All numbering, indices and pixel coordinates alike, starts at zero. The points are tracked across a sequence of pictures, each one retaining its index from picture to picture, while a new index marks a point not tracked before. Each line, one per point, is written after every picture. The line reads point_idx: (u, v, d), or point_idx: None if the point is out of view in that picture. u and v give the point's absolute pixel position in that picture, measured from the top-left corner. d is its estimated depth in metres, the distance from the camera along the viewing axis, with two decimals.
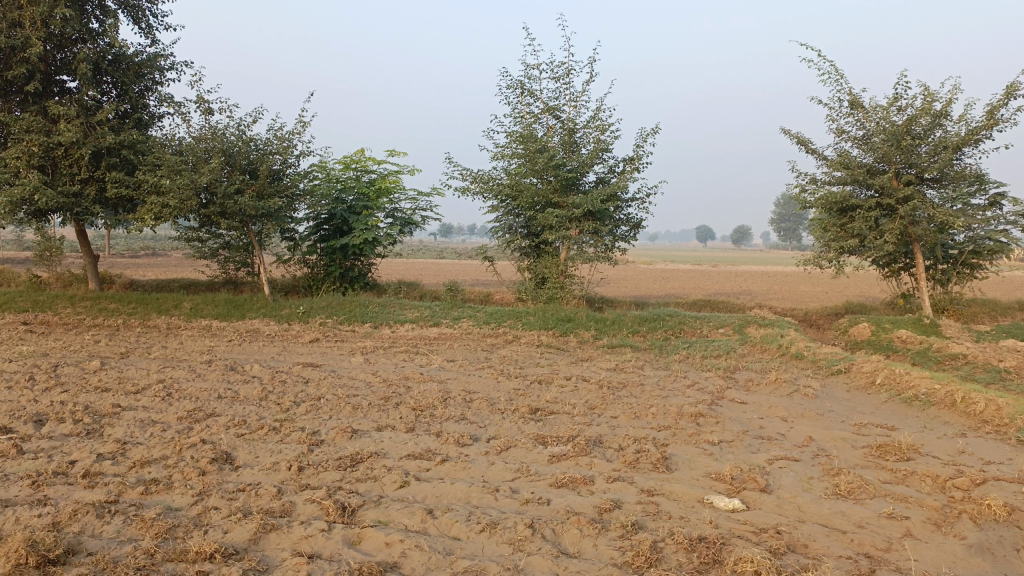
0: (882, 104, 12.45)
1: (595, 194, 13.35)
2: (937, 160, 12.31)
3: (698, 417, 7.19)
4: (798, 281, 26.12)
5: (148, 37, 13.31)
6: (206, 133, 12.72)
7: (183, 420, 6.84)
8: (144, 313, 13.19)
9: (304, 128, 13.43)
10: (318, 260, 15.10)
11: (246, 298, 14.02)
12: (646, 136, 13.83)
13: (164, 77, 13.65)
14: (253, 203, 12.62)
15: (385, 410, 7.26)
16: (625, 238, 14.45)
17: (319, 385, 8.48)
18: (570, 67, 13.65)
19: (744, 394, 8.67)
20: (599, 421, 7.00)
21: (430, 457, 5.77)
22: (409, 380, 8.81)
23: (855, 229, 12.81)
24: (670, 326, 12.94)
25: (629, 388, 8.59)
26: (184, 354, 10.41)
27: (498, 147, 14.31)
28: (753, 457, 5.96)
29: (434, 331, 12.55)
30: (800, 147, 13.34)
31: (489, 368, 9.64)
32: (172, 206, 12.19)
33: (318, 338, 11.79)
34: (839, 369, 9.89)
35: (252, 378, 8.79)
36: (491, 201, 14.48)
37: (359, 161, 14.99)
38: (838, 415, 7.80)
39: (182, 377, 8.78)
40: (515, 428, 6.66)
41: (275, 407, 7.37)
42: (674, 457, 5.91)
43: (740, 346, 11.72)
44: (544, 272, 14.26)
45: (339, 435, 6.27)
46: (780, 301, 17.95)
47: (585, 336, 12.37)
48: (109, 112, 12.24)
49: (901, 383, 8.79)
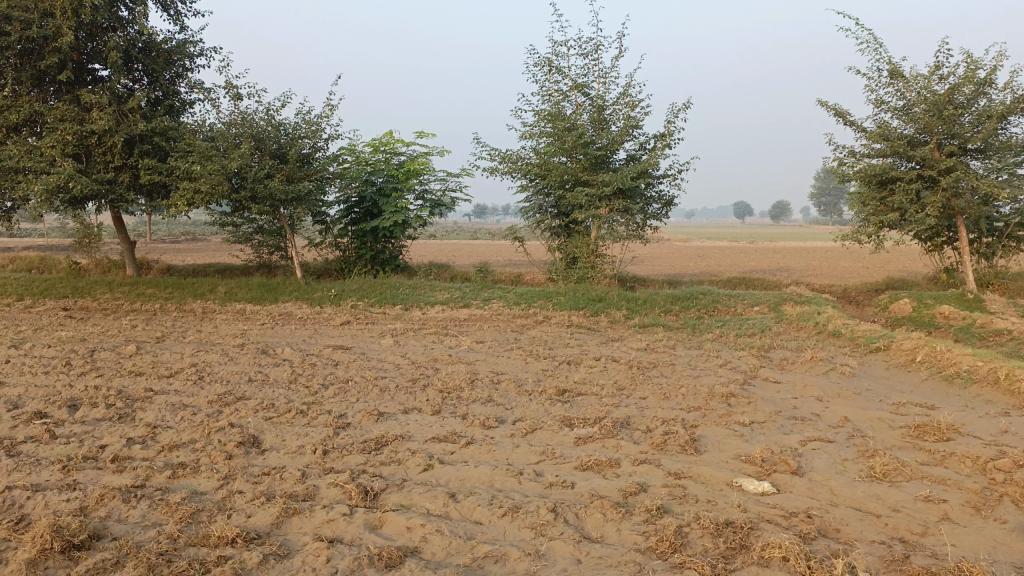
0: (923, 73, 12.02)
1: (626, 172, 13.14)
2: (981, 129, 11.86)
3: (730, 398, 7.04)
4: (838, 257, 25.57)
5: (178, 24, 13.37)
6: (235, 118, 12.78)
7: (213, 404, 6.90)
8: (179, 298, 13.37)
9: (332, 111, 13.40)
10: (349, 242, 15.15)
11: (278, 281, 14.13)
12: (677, 112, 13.55)
13: (193, 63, 13.73)
14: (282, 187, 12.67)
15: (412, 392, 7.25)
16: (657, 216, 14.22)
17: (348, 367, 8.50)
18: (599, 43, 13.40)
19: (778, 373, 8.49)
20: (628, 402, 6.89)
21: (455, 440, 5.73)
22: (438, 362, 8.79)
23: (895, 202, 12.43)
24: (704, 304, 12.74)
25: (659, 368, 8.46)
26: (217, 338, 10.52)
27: (526, 125, 14.15)
28: (785, 438, 5.81)
29: (465, 312, 12.52)
30: (837, 119, 12.95)
31: (519, 349, 9.57)
32: (204, 191, 12.29)
33: (349, 321, 11.84)
34: (878, 347, 9.63)
35: (282, 361, 8.85)
36: (521, 180, 14.35)
37: (388, 142, 14.96)
38: (876, 394, 7.58)
39: (214, 361, 8.87)
40: (542, 410, 6.60)
41: (304, 390, 7.40)
42: (704, 439, 5.79)
43: (776, 324, 11.48)
44: (575, 252, 14.11)
45: (366, 418, 6.27)
46: (818, 277, 17.57)
47: (616, 316, 12.23)
48: (140, 99, 12.36)
49: (942, 360, 8.52)
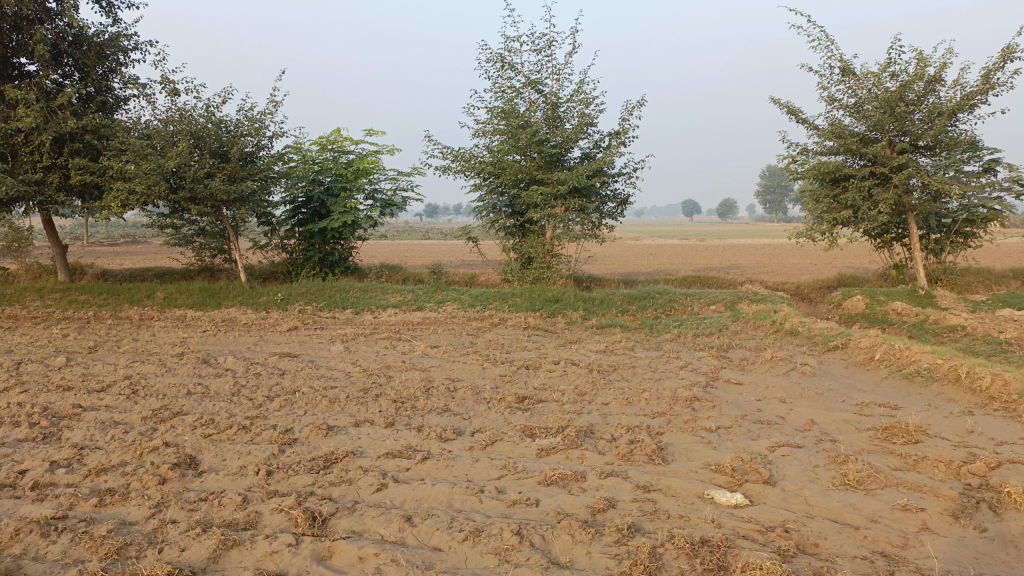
0: (874, 70, 12.07)
1: (581, 170, 12.92)
2: (931, 127, 11.95)
3: (693, 402, 6.84)
4: (788, 254, 25.84)
5: (110, 16, 12.68)
6: (173, 115, 12.18)
7: (148, 421, 6.43)
8: (115, 304, 12.71)
9: (276, 108, 12.89)
10: (297, 244, 14.62)
11: (221, 286, 13.55)
12: (632, 109, 13.41)
13: (128, 57, 13.05)
14: (224, 188, 12.11)
15: (364, 403, 6.87)
16: (612, 215, 14.05)
17: (295, 377, 8.07)
18: (552, 39, 13.16)
19: (739, 374, 8.33)
20: (589, 409, 6.64)
21: (410, 455, 5.39)
22: (391, 369, 8.41)
23: (848, 199, 12.45)
24: (660, 304, 12.59)
25: (620, 371, 8.22)
26: (155, 347, 9.96)
27: (478, 123, 13.81)
28: (753, 444, 5.61)
29: (418, 315, 12.15)
30: (790, 117, 12.94)
31: (474, 354, 9.24)
32: (140, 192, 11.65)
33: (296, 326, 11.37)
34: (836, 345, 9.56)
35: (225, 371, 8.37)
36: (474, 180, 14.01)
37: (336, 141, 14.47)
38: (838, 394, 7.47)
39: (151, 372, 8.34)
40: (501, 420, 6.29)
41: (247, 403, 6.95)
42: (670, 447, 5.56)
43: (733, 323, 11.38)
44: (530, 252, 13.85)
45: (314, 433, 5.88)
46: (771, 275, 17.65)
47: (573, 317, 12.00)
48: (69, 95, 11.66)
49: (901, 358, 8.47)
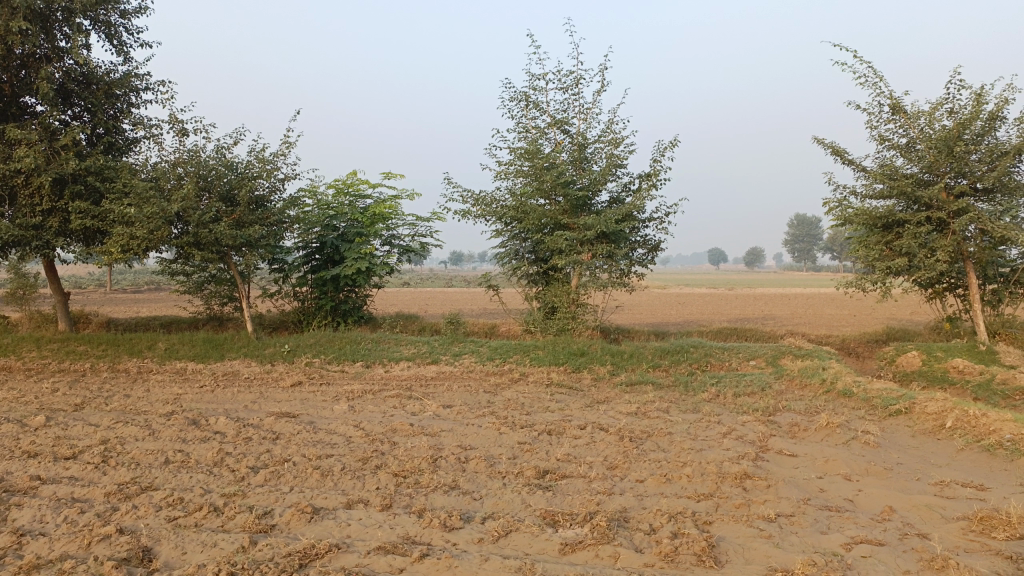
0: (927, 108, 11.22)
1: (609, 215, 12.09)
2: (993, 167, 10.98)
3: (744, 480, 5.85)
4: (826, 305, 24.74)
5: (120, 55, 12.25)
6: (180, 156, 11.62)
7: (110, 498, 5.58)
8: (114, 356, 12.00)
9: (288, 149, 12.32)
10: (309, 292, 13.88)
11: (227, 336, 12.81)
12: (663, 149, 12.66)
13: (138, 99, 12.60)
14: (230, 232, 11.45)
15: (361, 477, 5.96)
16: (642, 262, 13.16)
17: (288, 443, 7.17)
18: (579, 76, 12.50)
19: (791, 443, 7.30)
20: (622, 488, 5.67)
21: (406, 550, 4.45)
22: (396, 434, 7.50)
23: (902, 246, 11.45)
24: (695, 358, 11.62)
25: (655, 439, 7.23)
26: (145, 405, 9.16)
27: (501, 164, 13.09)
28: (824, 540, 4.61)
29: (432, 370, 11.24)
30: (834, 158, 12.06)
31: (491, 416, 8.27)
32: (141, 237, 11.02)
33: (301, 381, 10.53)
34: (898, 410, 8.45)
35: (213, 435, 7.51)
36: (495, 225, 13.24)
37: (353, 184, 13.83)
38: (911, 471, 6.42)
39: (132, 436, 7.51)
40: (518, 501, 5.34)
41: (228, 475, 6.08)
42: (722, 543, 4.57)
43: (776, 381, 10.36)
44: (553, 301, 12.95)
45: (295, 519, 4.97)
46: (811, 327, 16.58)
47: (600, 372, 11.05)
48: (73, 135, 11.15)
49: (978, 427, 7.37)
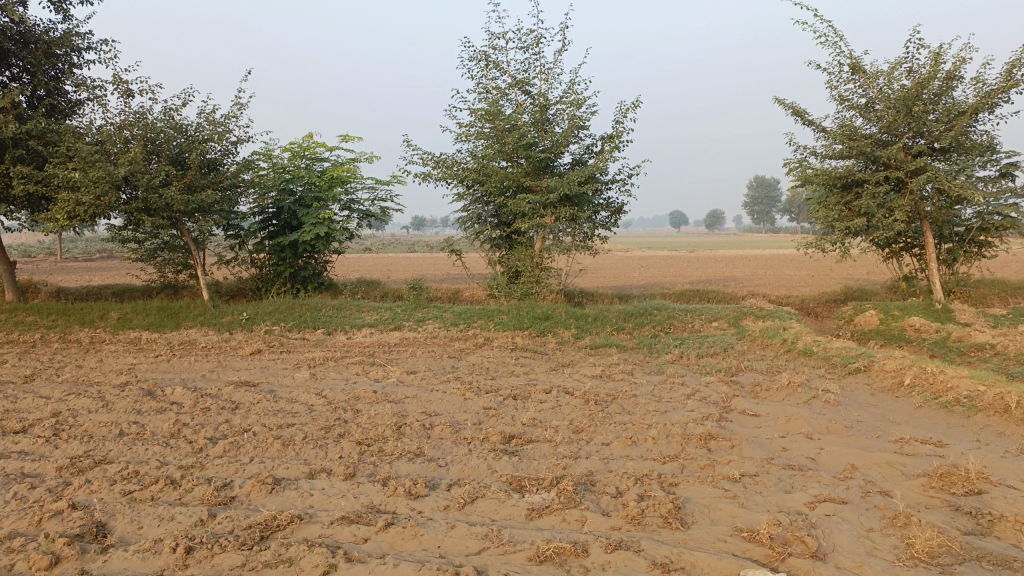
0: (886, 68, 11.24)
1: (572, 177, 11.98)
2: (950, 127, 11.07)
3: (709, 441, 5.87)
4: (786, 266, 25.09)
5: (60, 12, 11.67)
6: (127, 118, 11.17)
7: (62, 473, 5.39)
8: (65, 326, 11.63)
9: (241, 111, 11.92)
10: (267, 258, 13.58)
11: (182, 304, 12.50)
12: (626, 110, 12.53)
13: (81, 58, 12.05)
14: (182, 198, 11.09)
15: (323, 446, 5.84)
16: (605, 225, 13.10)
17: (248, 413, 7.02)
18: (540, 35, 12.25)
19: (754, 403, 7.36)
20: (588, 452, 5.65)
21: (370, 520, 4.37)
22: (359, 401, 7.39)
23: (861, 207, 11.54)
24: (659, 320, 11.65)
25: (620, 402, 7.23)
26: (98, 376, 8.89)
27: (461, 126, 12.86)
28: (788, 499, 4.65)
29: (396, 336, 11.11)
30: (795, 118, 12.06)
31: (456, 382, 8.20)
32: (88, 203, 10.63)
33: (261, 349, 10.33)
34: (858, 368, 8.57)
35: (169, 406, 7.31)
36: (457, 188, 13.05)
37: (309, 147, 13.48)
38: (871, 428, 6.52)
39: (84, 408, 7.27)
40: (484, 467, 5.28)
41: (185, 446, 5.92)
42: (689, 504, 4.58)
43: (738, 342, 10.44)
44: (517, 265, 12.86)
45: (256, 490, 4.85)
46: (772, 289, 16.77)
47: (564, 336, 11.02)
48: (12, 96, 10.63)
49: (935, 384, 7.51)
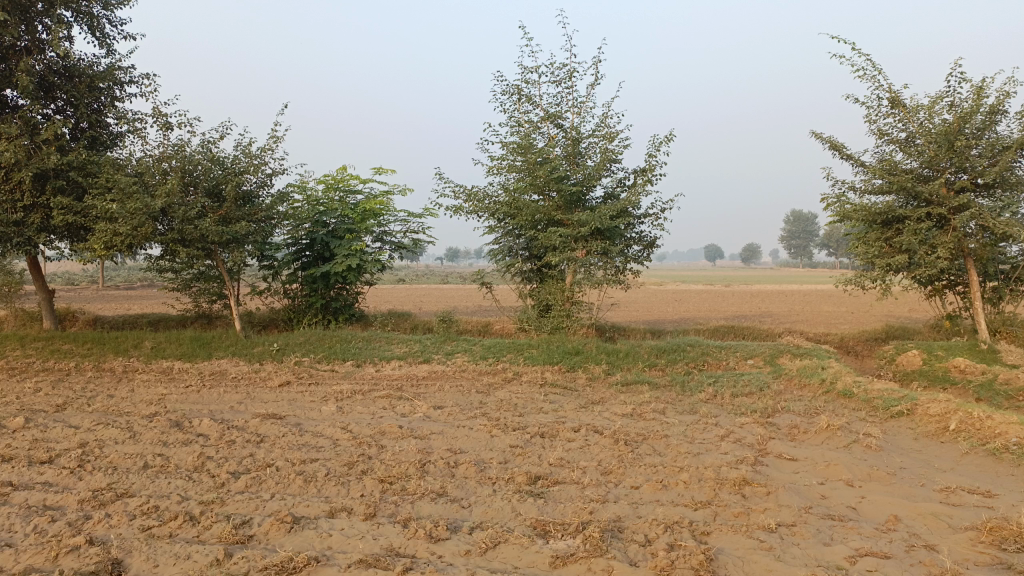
0: (926, 102, 11.01)
1: (604, 211, 11.88)
2: (994, 162, 10.77)
3: (743, 486, 5.64)
4: (824, 302, 24.61)
5: (103, 47, 11.98)
6: (165, 151, 11.37)
7: (84, 505, 5.34)
8: (99, 354, 11.75)
9: (276, 144, 12.07)
10: (299, 289, 13.65)
11: (214, 334, 12.57)
12: (659, 144, 12.43)
13: (123, 92, 12.33)
14: (216, 229, 11.20)
15: (345, 483, 5.73)
16: (637, 259, 12.94)
17: (272, 447, 6.94)
18: (573, 69, 12.26)
19: (790, 446, 7.10)
20: (617, 495, 5.46)
21: (388, 564, 4.23)
22: (384, 436, 7.28)
23: (902, 243, 11.24)
24: (692, 357, 11.41)
25: (650, 443, 7.02)
26: (128, 405, 8.92)
27: (493, 159, 12.86)
28: (827, 552, 4.41)
29: (424, 369, 11.03)
30: (832, 153, 11.85)
31: (483, 418, 8.05)
32: (125, 234, 10.79)
33: (289, 381, 10.30)
34: (900, 411, 8.25)
35: (195, 437, 7.28)
36: (488, 221, 13.02)
37: (343, 179, 13.59)
38: (914, 476, 6.23)
39: (112, 439, 7.27)
40: (508, 510, 5.12)
41: (208, 480, 5.85)
42: (721, 555, 4.37)
43: (774, 381, 10.15)
44: (548, 299, 12.74)
45: (275, 529, 4.75)
46: (809, 325, 16.40)
47: (595, 371, 10.83)
48: (55, 129, 10.89)
49: (982, 429, 7.18)
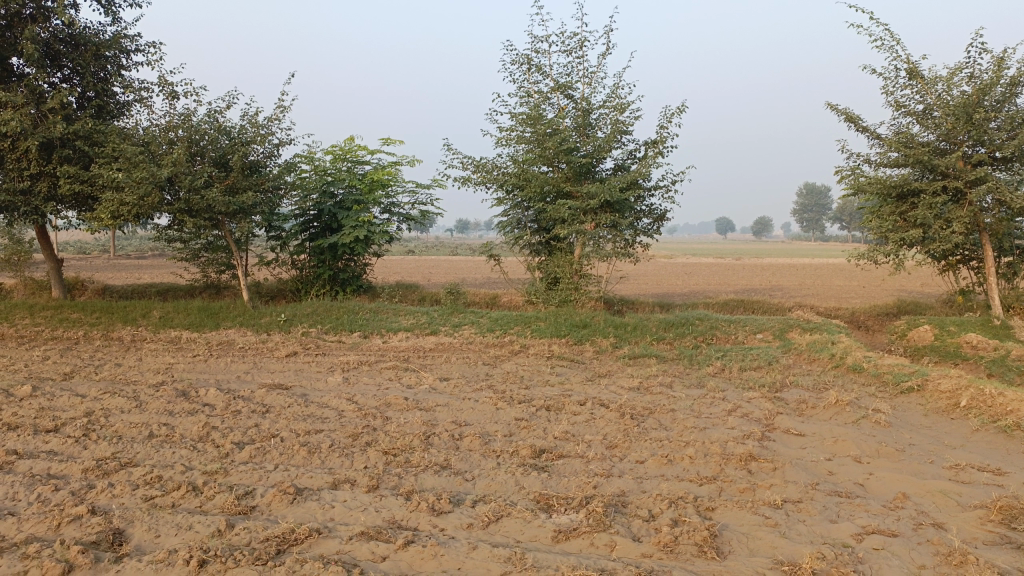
0: (945, 73, 10.76)
1: (613, 183, 11.74)
2: (1014, 135, 10.54)
3: (749, 462, 5.58)
4: (836, 276, 24.41)
5: (109, 15, 11.85)
6: (172, 120, 11.29)
7: (88, 475, 5.35)
8: (108, 323, 11.78)
9: (283, 113, 11.95)
10: (306, 260, 13.60)
11: (222, 305, 12.57)
12: (671, 115, 12.23)
13: (129, 60, 12.23)
14: (223, 199, 11.14)
15: (349, 455, 5.71)
16: (647, 232, 12.81)
17: (277, 417, 6.94)
18: (583, 38, 12.04)
19: (798, 421, 7.03)
20: (621, 470, 5.42)
21: (390, 537, 4.20)
22: (390, 408, 7.26)
23: (917, 217, 11.06)
24: (701, 331, 11.32)
25: (657, 417, 6.97)
26: (135, 374, 8.94)
27: (502, 130, 12.71)
28: (834, 529, 4.36)
29: (431, 340, 11.00)
30: (847, 124, 11.63)
31: (489, 390, 8.02)
32: (131, 203, 10.75)
33: (296, 351, 10.29)
34: (911, 387, 8.16)
35: (201, 407, 7.27)
36: (497, 192, 12.89)
37: (350, 150, 13.46)
38: (924, 452, 6.16)
39: (118, 408, 7.28)
40: (512, 483, 5.09)
41: (212, 451, 5.84)
42: (725, 532, 4.32)
43: (783, 355, 10.07)
44: (556, 271, 12.65)
45: (277, 500, 4.73)
46: (819, 300, 16.27)
47: (602, 344, 10.78)
48: (61, 97, 10.82)
49: (994, 406, 7.09)
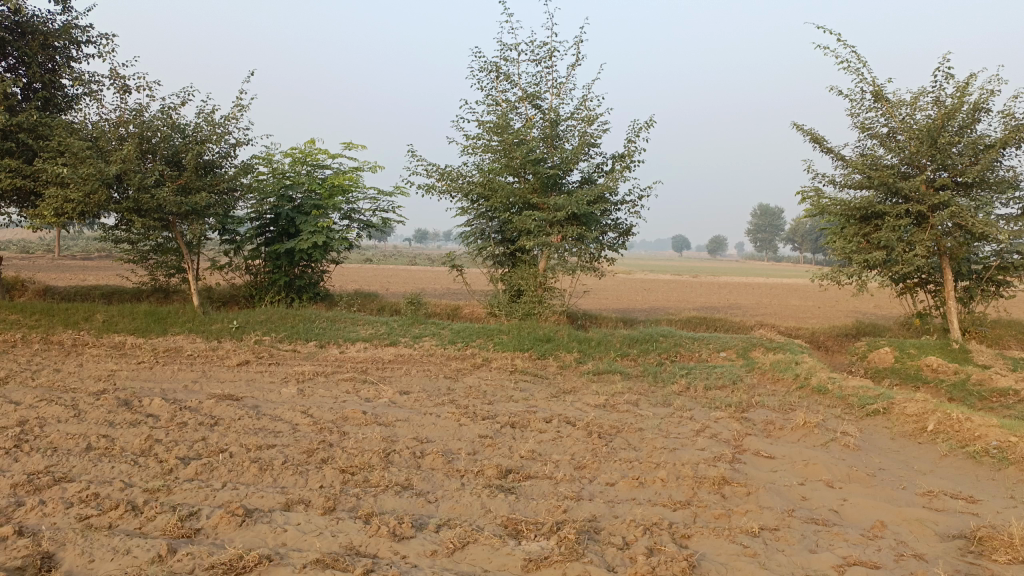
0: (910, 97, 10.87)
1: (581, 196, 11.60)
2: (977, 161, 10.69)
3: (723, 486, 5.40)
4: (792, 296, 24.71)
5: (60, 3, 11.33)
6: (123, 115, 10.81)
7: (16, 491, 4.91)
8: (48, 326, 11.18)
9: (241, 112, 11.54)
10: (262, 265, 13.16)
11: (171, 309, 12.04)
12: (639, 130, 12.15)
13: (80, 52, 11.70)
14: (175, 198, 10.67)
15: (304, 473, 5.37)
16: (613, 246, 12.68)
17: (226, 431, 6.55)
18: (553, 48, 11.91)
19: (767, 443, 6.89)
20: (591, 493, 5.19)
21: (348, 565, 3.89)
22: (347, 422, 6.93)
23: (881, 239, 11.11)
24: (665, 348, 11.19)
25: (625, 436, 6.76)
26: (75, 381, 8.44)
27: (469, 138, 12.49)
28: (814, 560, 4.18)
29: (390, 352, 10.66)
30: (813, 145, 11.67)
31: (451, 405, 7.73)
32: (76, 200, 10.22)
33: (249, 360, 9.86)
34: (876, 410, 8.11)
35: (144, 418, 6.84)
36: (461, 202, 12.64)
37: (311, 153, 13.10)
38: (894, 478, 6.06)
39: (54, 417, 6.80)
40: (478, 506, 4.82)
41: (154, 466, 5.44)
42: (704, 562, 4.11)
43: (748, 374, 9.99)
44: (520, 284, 12.42)
45: (224, 522, 4.38)
46: (779, 319, 16.34)
47: (566, 359, 10.58)
48: (5, 86, 10.27)
49: (961, 431, 7.04)
